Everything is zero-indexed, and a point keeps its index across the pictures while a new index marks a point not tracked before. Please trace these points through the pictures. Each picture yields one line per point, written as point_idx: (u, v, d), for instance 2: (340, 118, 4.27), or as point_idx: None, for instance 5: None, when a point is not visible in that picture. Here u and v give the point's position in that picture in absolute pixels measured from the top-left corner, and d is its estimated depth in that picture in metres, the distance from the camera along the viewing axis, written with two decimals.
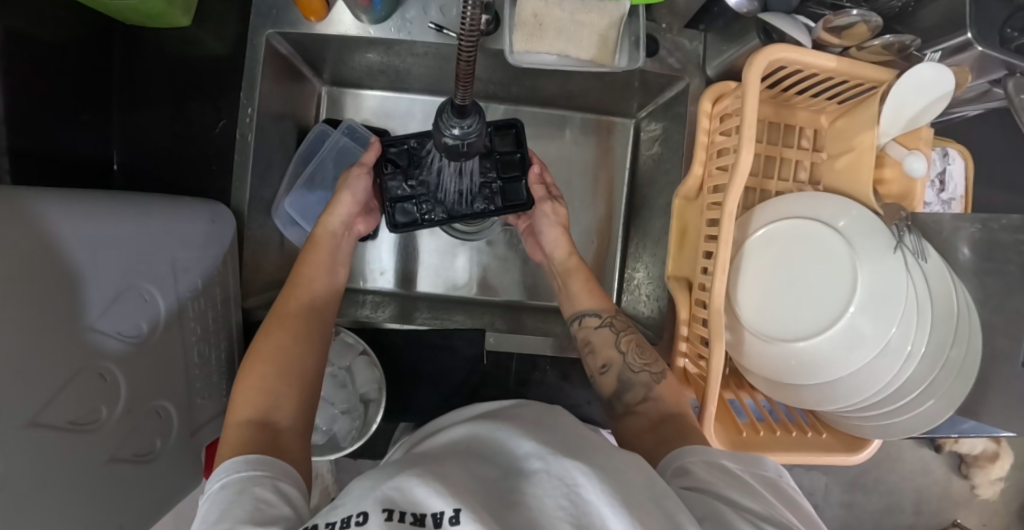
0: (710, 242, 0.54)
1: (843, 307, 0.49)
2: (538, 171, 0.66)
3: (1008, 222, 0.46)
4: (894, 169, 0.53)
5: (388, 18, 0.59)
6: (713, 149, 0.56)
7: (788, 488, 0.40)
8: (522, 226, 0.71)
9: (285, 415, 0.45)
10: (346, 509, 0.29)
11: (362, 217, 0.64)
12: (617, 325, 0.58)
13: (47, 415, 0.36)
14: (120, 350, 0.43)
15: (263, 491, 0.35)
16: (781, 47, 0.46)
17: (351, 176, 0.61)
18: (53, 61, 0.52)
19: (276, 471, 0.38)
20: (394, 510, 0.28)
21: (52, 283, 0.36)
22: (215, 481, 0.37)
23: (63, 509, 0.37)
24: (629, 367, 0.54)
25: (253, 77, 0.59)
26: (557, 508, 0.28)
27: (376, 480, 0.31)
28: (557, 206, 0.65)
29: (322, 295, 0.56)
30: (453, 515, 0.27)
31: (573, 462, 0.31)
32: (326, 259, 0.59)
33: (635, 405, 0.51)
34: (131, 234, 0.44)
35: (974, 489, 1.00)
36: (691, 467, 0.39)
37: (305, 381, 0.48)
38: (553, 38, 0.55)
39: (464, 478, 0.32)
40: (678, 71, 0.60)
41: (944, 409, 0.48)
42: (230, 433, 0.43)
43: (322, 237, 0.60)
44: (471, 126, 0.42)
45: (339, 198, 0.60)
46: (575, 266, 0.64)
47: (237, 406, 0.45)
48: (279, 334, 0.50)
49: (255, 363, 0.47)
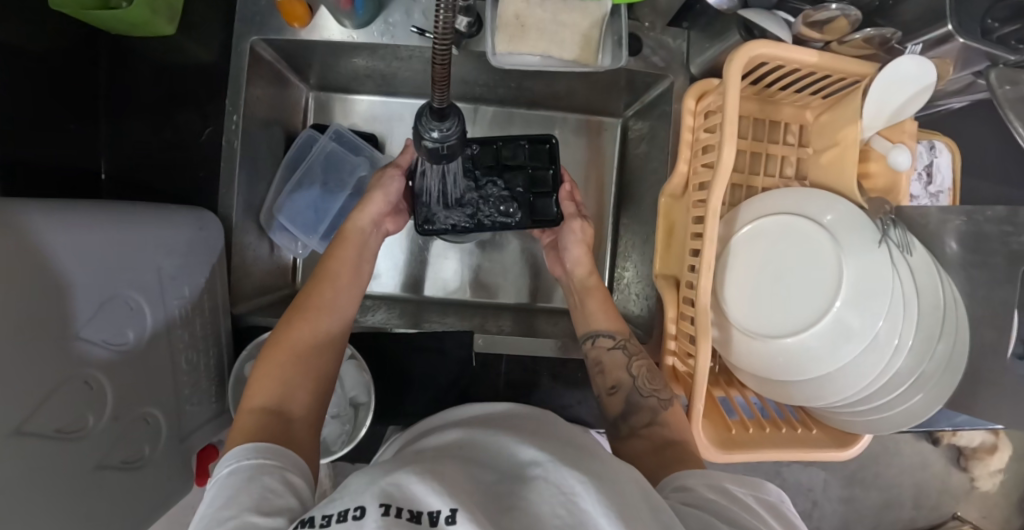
0: (696, 240, 0.54)
1: (828, 303, 0.48)
2: (568, 189, 0.66)
3: (994, 213, 0.45)
4: (879, 163, 0.53)
5: (372, 21, 0.59)
6: (698, 147, 0.56)
7: (787, 512, 0.41)
8: (545, 240, 0.71)
9: (298, 404, 0.45)
10: (343, 503, 0.29)
11: (391, 216, 0.63)
12: (630, 349, 0.57)
13: (32, 425, 0.36)
14: (107, 358, 0.43)
15: (270, 480, 0.35)
16: (758, 44, 0.46)
17: (386, 176, 0.61)
18: (38, 72, 0.52)
19: (286, 461, 0.38)
20: (391, 506, 0.28)
21: (39, 295, 0.36)
22: (223, 467, 0.37)
23: (49, 519, 0.37)
24: (637, 390, 0.53)
25: (238, 84, 0.59)
26: (556, 516, 0.28)
27: (374, 475, 0.31)
28: (585, 225, 0.65)
29: (346, 294, 0.55)
30: (448, 515, 0.27)
31: (570, 471, 0.31)
32: (353, 256, 0.58)
33: (641, 429, 0.50)
34: (118, 244, 0.45)
35: (974, 481, 1.01)
36: (691, 485, 0.39)
37: (320, 374, 0.48)
38: (535, 38, 0.55)
39: (461, 480, 0.32)
40: (663, 69, 0.60)
41: (932, 403, 0.48)
42: (245, 419, 0.43)
43: (351, 233, 0.59)
44: (450, 129, 0.42)
45: (372, 197, 0.60)
46: (595, 285, 0.63)
47: (250, 395, 0.45)
48: (291, 328, 0.50)
49: (272, 350, 0.48)
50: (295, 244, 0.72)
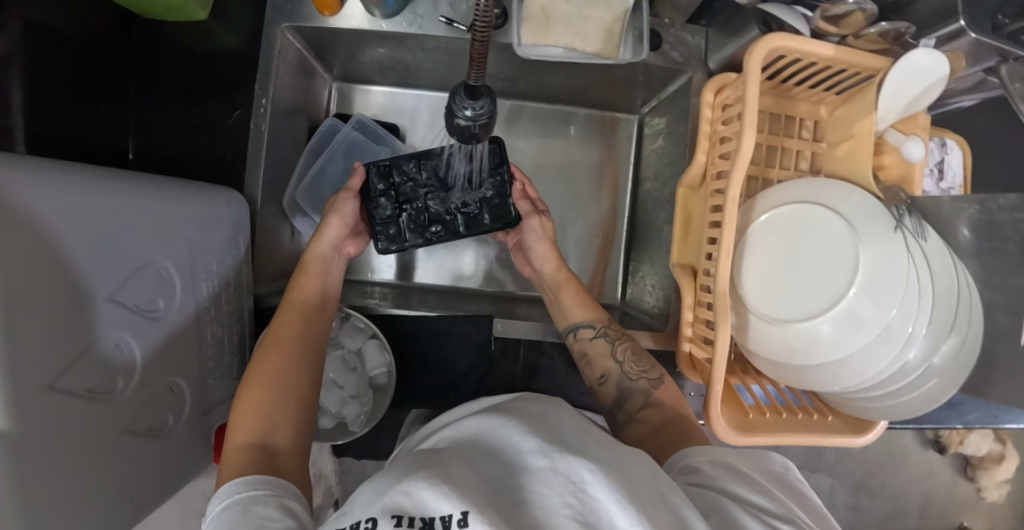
0: (714, 228, 0.55)
1: (822, 311, 0.49)
2: (520, 187, 0.68)
3: (1004, 202, 0.46)
4: (893, 155, 0.54)
5: (400, 13, 0.61)
6: (716, 138, 0.56)
7: (790, 482, 0.45)
8: (510, 241, 0.72)
9: (282, 437, 0.46)
10: (355, 516, 0.31)
11: (351, 239, 0.64)
12: (611, 335, 0.59)
13: (66, 382, 0.36)
14: (138, 322, 0.44)
15: (264, 508, 0.37)
16: (780, 36, 0.48)
17: (338, 201, 0.62)
18: (75, 52, 0.54)
19: (279, 489, 0.39)
20: (403, 517, 0.30)
21: (76, 253, 0.37)
22: (216, 504, 0.38)
23: (77, 477, 0.37)
24: (626, 375, 0.56)
25: (269, 70, 0.61)
26: (564, 505, 0.30)
27: (382, 485, 0.33)
28: (543, 220, 0.66)
29: (314, 321, 0.56)
30: (460, 517, 0.29)
31: (580, 462, 0.32)
32: (317, 284, 0.58)
33: (636, 413, 0.54)
34: (151, 214, 0.45)
35: (981, 492, 1.03)
36: (697, 464, 0.43)
37: (301, 403, 0.49)
38: (560, 30, 0.56)
39: (471, 480, 0.33)
40: (681, 65, 0.62)
41: (944, 389, 0.49)
42: (231, 457, 0.43)
43: (311, 262, 0.59)
44: (482, 107, 0.44)
45: (328, 222, 0.60)
46: (565, 278, 0.64)
47: (235, 431, 0.45)
48: (265, 360, 0.50)
49: (247, 390, 0.48)
50: None
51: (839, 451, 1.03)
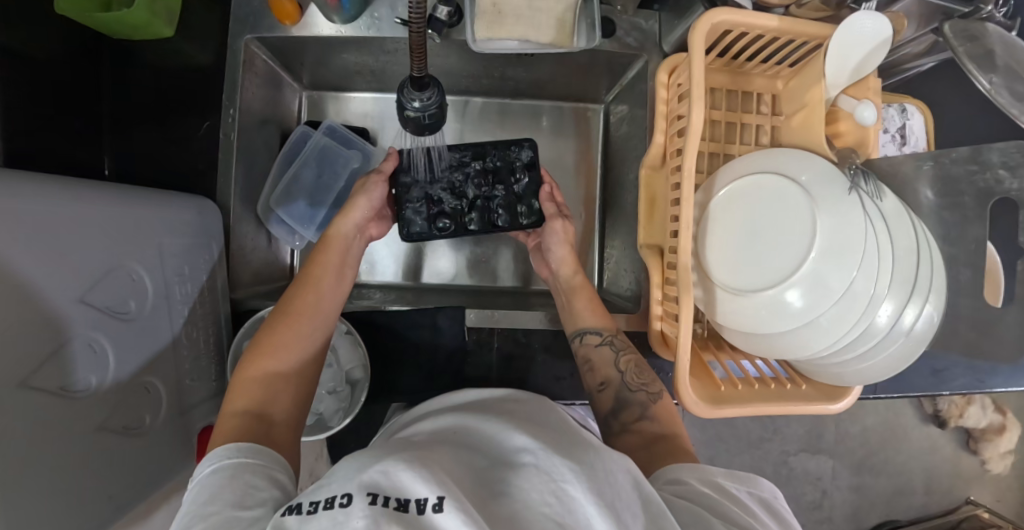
0: (675, 205, 0.55)
1: (796, 267, 0.49)
2: (549, 190, 0.68)
3: (957, 154, 0.47)
4: (847, 121, 0.55)
5: (358, 17, 0.62)
6: (672, 117, 0.57)
7: (781, 510, 0.43)
8: (530, 244, 0.74)
9: (280, 408, 0.47)
10: (332, 490, 0.30)
11: (374, 222, 0.65)
12: (617, 344, 0.59)
13: (38, 379, 0.37)
14: (111, 323, 0.45)
15: (254, 478, 0.37)
16: (721, 10, 0.48)
17: (370, 182, 0.63)
18: (47, 72, 0.56)
19: (268, 460, 0.40)
20: (378, 495, 0.29)
21: (45, 256, 0.38)
22: (206, 466, 0.39)
23: (48, 473, 0.38)
24: (625, 387, 0.56)
25: (234, 80, 0.63)
26: (542, 504, 0.30)
27: (362, 463, 0.32)
28: (567, 224, 0.66)
29: (331, 297, 0.56)
30: (436, 502, 0.28)
31: (562, 460, 0.32)
32: (337, 261, 0.59)
33: (630, 425, 0.53)
34: (119, 221, 0.47)
35: (985, 464, 1.02)
36: (685, 479, 0.43)
37: (301, 379, 0.50)
38: (512, 23, 0.57)
39: (450, 466, 0.33)
40: (637, 49, 0.63)
41: (918, 344, 0.49)
42: (226, 421, 0.44)
43: (334, 239, 0.60)
44: (430, 98, 0.46)
45: (355, 202, 0.61)
46: (580, 283, 0.64)
47: (232, 397, 0.46)
48: (273, 330, 0.51)
49: (251, 357, 0.48)
50: (292, 237, 0.75)
51: (839, 431, 1.02)
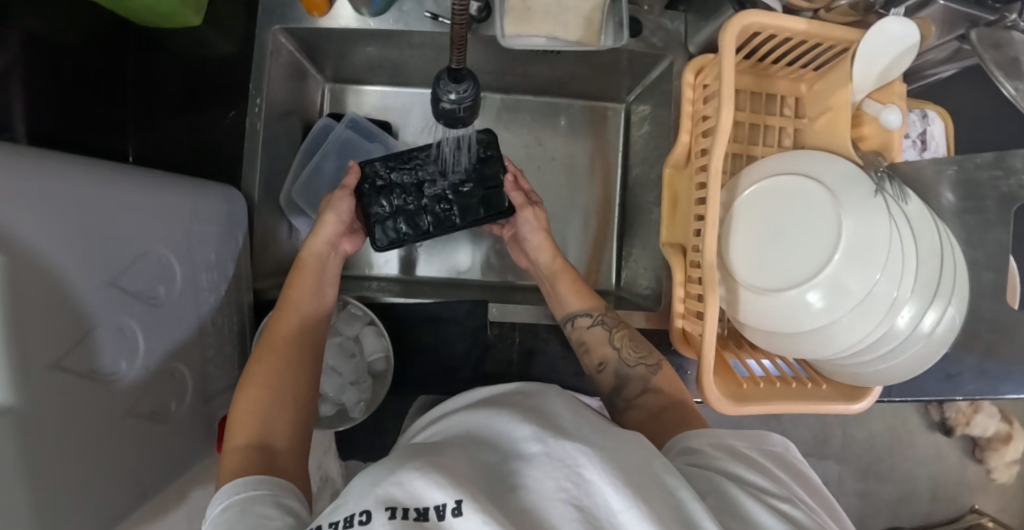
0: (700, 205, 0.56)
1: (817, 270, 0.49)
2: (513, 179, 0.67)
3: (981, 159, 0.47)
4: (871, 125, 0.56)
5: (387, 10, 0.63)
6: (698, 117, 0.58)
7: (793, 461, 0.45)
8: (506, 237, 0.74)
9: (280, 437, 0.47)
10: (348, 509, 0.30)
11: (347, 237, 0.64)
12: (609, 322, 0.59)
13: (69, 361, 0.37)
14: (140, 307, 0.45)
15: (265, 508, 0.37)
16: (753, 12, 0.49)
17: (335, 198, 0.62)
18: (75, 56, 0.56)
19: (277, 489, 0.40)
20: (397, 508, 0.29)
21: (79, 237, 0.38)
22: (216, 505, 0.39)
23: (78, 456, 0.38)
24: (624, 363, 0.56)
25: (260, 70, 0.63)
26: (558, 489, 0.30)
27: (377, 475, 0.32)
28: (537, 211, 0.66)
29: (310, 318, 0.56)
30: (455, 506, 0.28)
31: (574, 445, 0.32)
32: (313, 281, 0.59)
33: (635, 399, 0.54)
34: (148, 207, 0.47)
35: (990, 473, 1.03)
36: (698, 447, 0.43)
37: (298, 403, 0.50)
38: (540, 20, 0.58)
39: (469, 467, 0.33)
40: (662, 49, 0.63)
41: (940, 345, 0.50)
42: (227, 458, 0.44)
43: (309, 260, 0.60)
44: (466, 91, 0.47)
45: (324, 219, 0.61)
46: (561, 268, 0.65)
47: (231, 433, 0.46)
48: (259, 365, 0.50)
49: (242, 394, 0.48)
50: None
51: (845, 436, 1.02)
